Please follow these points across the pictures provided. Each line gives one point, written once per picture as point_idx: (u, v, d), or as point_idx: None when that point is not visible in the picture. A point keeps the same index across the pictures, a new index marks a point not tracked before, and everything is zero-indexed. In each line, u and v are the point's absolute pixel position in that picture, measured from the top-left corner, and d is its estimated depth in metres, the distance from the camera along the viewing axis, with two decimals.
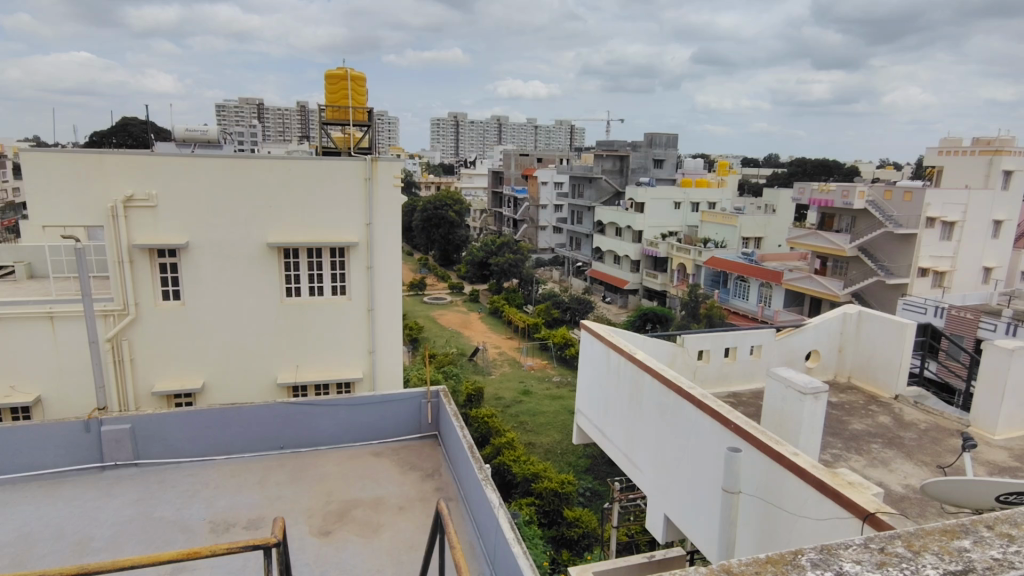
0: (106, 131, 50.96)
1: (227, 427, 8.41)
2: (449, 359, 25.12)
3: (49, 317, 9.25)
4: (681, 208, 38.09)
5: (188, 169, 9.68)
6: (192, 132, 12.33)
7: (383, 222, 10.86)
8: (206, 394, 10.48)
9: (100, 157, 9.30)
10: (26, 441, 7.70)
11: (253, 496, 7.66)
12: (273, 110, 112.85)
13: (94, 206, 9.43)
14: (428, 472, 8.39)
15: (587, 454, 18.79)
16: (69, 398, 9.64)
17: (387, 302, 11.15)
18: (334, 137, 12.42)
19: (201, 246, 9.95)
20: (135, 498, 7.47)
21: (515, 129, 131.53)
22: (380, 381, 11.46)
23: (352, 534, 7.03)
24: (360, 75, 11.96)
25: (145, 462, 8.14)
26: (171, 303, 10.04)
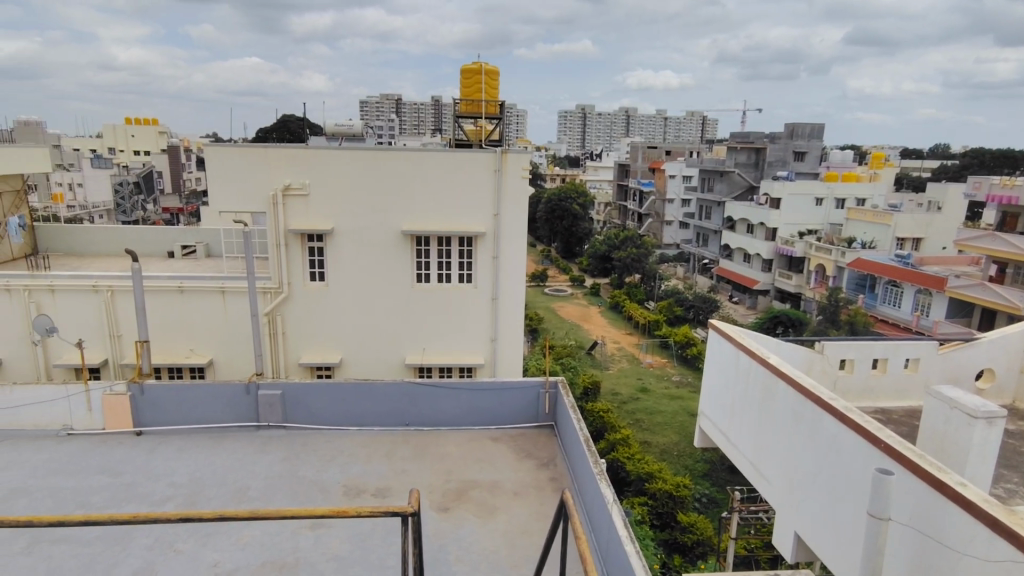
0: (270, 128, 56.88)
1: (361, 400, 9.10)
2: (567, 351, 25.26)
3: (222, 292, 10.56)
4: (824, 204, 34.99)
5: (336, 161, 10.51)
6: (340, 127, 13.46)
7: (510, 214, 11.09)
8: (344, 368, 11.41)
9: (265, 150, 10.36)
10: (200, 397, 8.86)
11: (382, 467, 8.24)
12: (411, 106, 119.61)
13: (257, 194, 10.55)
14: (543, 461, 8.51)
15: (706, 459, 17.96)
16: (234, 362, 10.95)
17: (510, 291, 11.40)
18: (466, 130, 12.88)
19: (345, 231, 10.80)
20: (283, 457, 8.34)
21: (643, 121, 128.03)
22: (500, 368, 11.80)
23: (470, 512, 7.33)
24: (494, 69, 12.27)
25: (292, 426, 9.04)
26: (317, 283, 11.00)
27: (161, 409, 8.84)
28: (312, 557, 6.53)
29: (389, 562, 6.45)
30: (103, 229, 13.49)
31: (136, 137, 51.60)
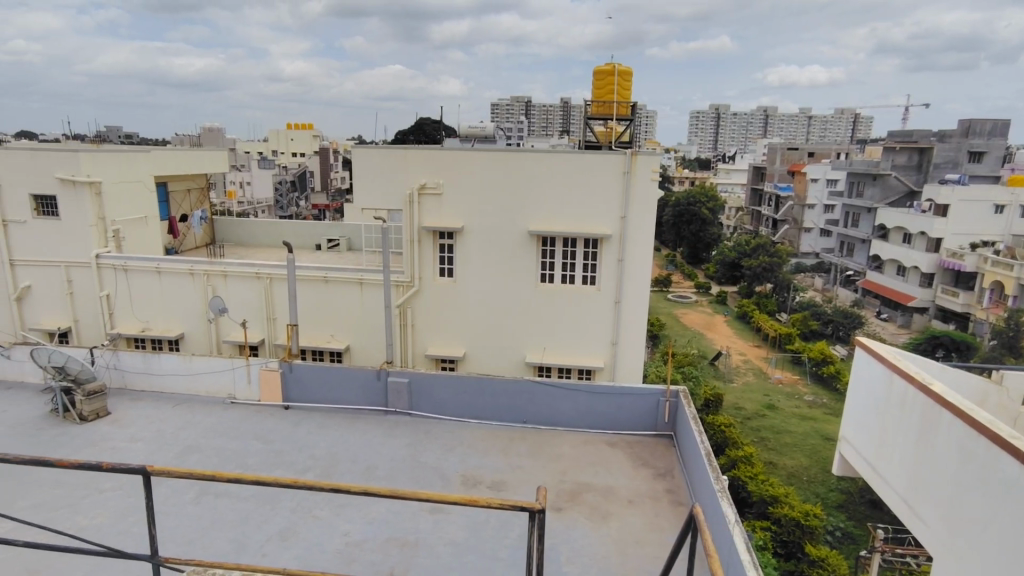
0: (409, 130, 60.56)
1: (481, 394, 9.39)
2: (688, 359, 24.27)
3: (361, 283, 11.40)
4: (1004, 212, 30.42)
5: (469, 162, 10.93)
6: (473, 129, 14.01)
7: (638, 216, 10.88)
8: (467, 362, 11.85)
9: (405, 152, 11.02)
10: (338, 380, 9.64)
11: (498, 461, 8.46)
12: (539, 109, 121.45)
13: (397, 193, 11.25)
14: (660, 472, 8.25)
15: (842, 489, 16.38)
16: (368, 349, 11.79)
17: (634, 295, 11.19)
18: (596, 131, 12.74)
19: (474, 230, 11.20)
20: (408, 442, 8.85)
21: (784, 121, 119.37)
22: (619, 373, 11.63)
23: (583, 515, 7.30)
24: (628, 70, 12.13)
25: (417, 413, 9.56)
26: (446, 279, 11.51)
27: (305, 387, 9.75)
28: (431, 539, 6.86)
29: (503, 555, 6.61)
30: (265, 223, 15.16)
31: (295, 140, 57.48)
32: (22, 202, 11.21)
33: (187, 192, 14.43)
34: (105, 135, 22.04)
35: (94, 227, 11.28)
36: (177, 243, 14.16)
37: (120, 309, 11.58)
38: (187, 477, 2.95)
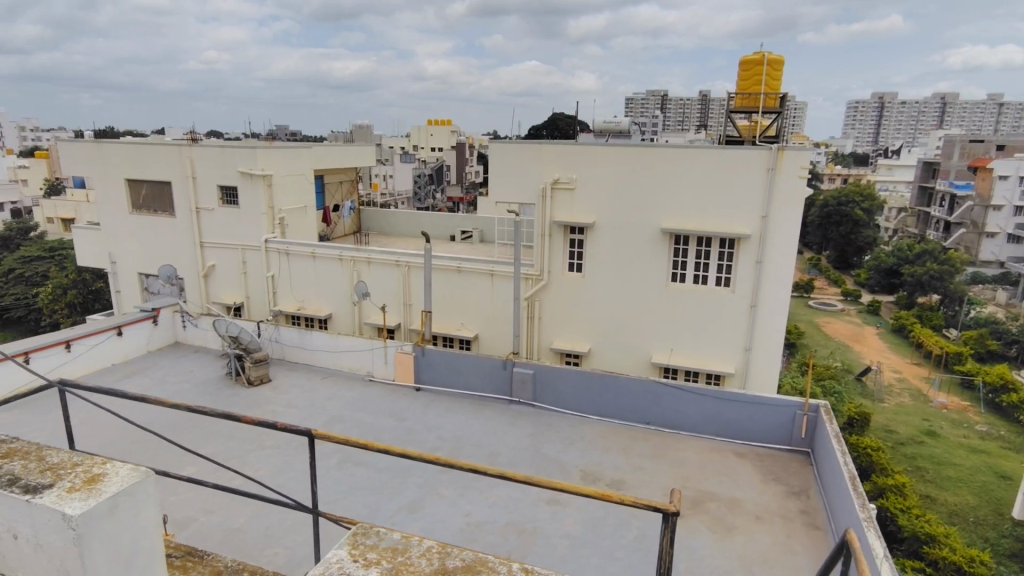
0: (542, 125, 61.36)
1: (604, 391, 9.31)
2: (831, 373, 22.28)
3: (492, 274, 11.77)
4: None
5: (603, 156, 10.84)
6: (608, 124, 13.84)
7: (782, 216, 10.17)
8: (591, 357, 11.81)
9: (540, 147, 11.16)
10: (466, 366, 10.07)
11: (618, 459, 8.36)
12: (675, 102, 117.21)
13: (531, 187, 11.43)
14: (793, 490, 7.66)
15: (1019, 537, 14.15)
16: (495, 339, 12.17)
17: (773, 300, 10.49)
18: (739, 126, 12.03)
19: (606, 226, 11.10)
20: (530, 432, 9.03)
21: (963, 110, 104.49)
22: (752, 381, 10.98)
23: (705, 524, 6.99)
24: (779, 59, 11.26)
25: (539, 405, 9.72)
26: (575, 274, 11.53)
27: (436, 371, 10.31)
28: (548, 529, 6.96)
29: (619, 554, 6.53)
30: (406, 215, 16.17)
31: (434, 136, 60.58)
32: (211, 192, 12.91)
33: (339, 184, 15.80)
34: (275, 132, 24.73)
35: (265, 215, 12.72)
36: (330, 231, 15.57)
37: (282, 289, 12.98)
38: (347, 444, 2.94)
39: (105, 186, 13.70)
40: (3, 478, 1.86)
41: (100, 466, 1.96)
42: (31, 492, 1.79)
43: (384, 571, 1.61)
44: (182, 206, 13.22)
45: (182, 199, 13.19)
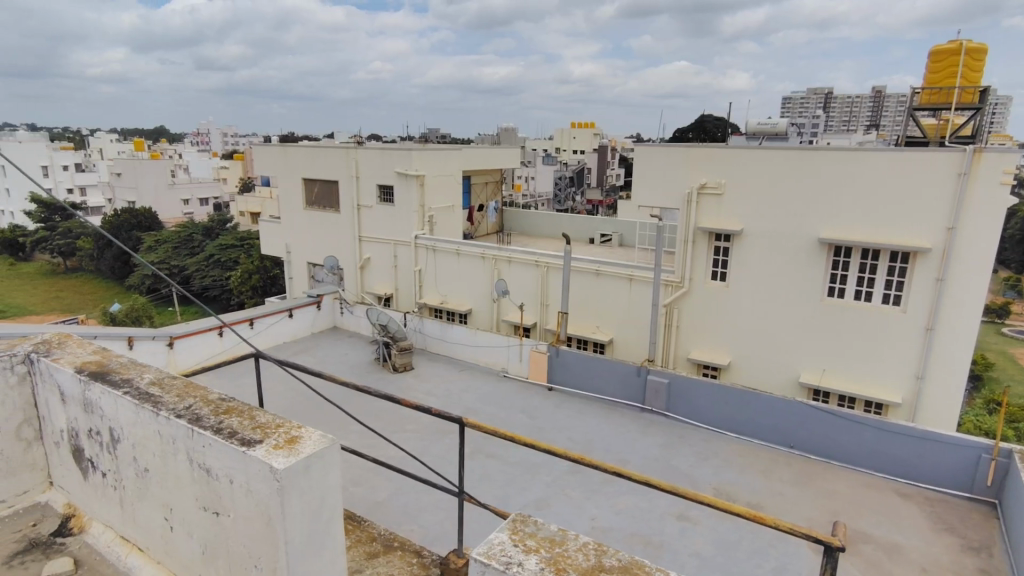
0: (689, 127, 59.06)
1: (744, 409, 8.75)
2: None
3: (630, 279, 11.58)
4: None
5: (757, 160, 10.19)
6: (763, 126, 12.98)
7: (973, 228, 8.88)
8: (731, 372, 11.17)
9: (689, 150, 10.74)
10: (598, 370, 10.02)
11: (757, 482, 7.81)
12: (842, 100, 106.71)
13: (675, 192, 11.05)
14: (971, 544, 6.63)
15: None
16: (630, 345, 11.95)
17: (955, 324, 9.19)
18: (924, 124, 10.69)
19: (755, 234, 10.42)
20: (660, 443, 8.75)
21: None
22: (922, 414, 9.70)
23: (856, 567, 6.30)
24: (980, 48, 9.82)
25: (672, 416, 9.39)
26: (718, 283, 10.96)
27: (569, 372, 10.37)
28: (675, 545, 6.69)
29: None
30: (547, 216, 16.45)
31: (576, 139, 60.91)
32: (372, 191, 14.11)
33: (485, 185, 16.51)
34: (430, 135, 26.41)
35: (417, 213, 13.64)
36: (473, 230, 16.34)
37: (428, 283, 13.83)
38: (494, 435, 2.88)
39: (286, 184, 15.53)
40: (225, 430, 2.20)
41: (296, 430, 2.24)
42: (246, 444, 2.09)
43: (543, 560, 1.67)
44: (346, 203, 14.58)
45: (346, 197, 14.55)
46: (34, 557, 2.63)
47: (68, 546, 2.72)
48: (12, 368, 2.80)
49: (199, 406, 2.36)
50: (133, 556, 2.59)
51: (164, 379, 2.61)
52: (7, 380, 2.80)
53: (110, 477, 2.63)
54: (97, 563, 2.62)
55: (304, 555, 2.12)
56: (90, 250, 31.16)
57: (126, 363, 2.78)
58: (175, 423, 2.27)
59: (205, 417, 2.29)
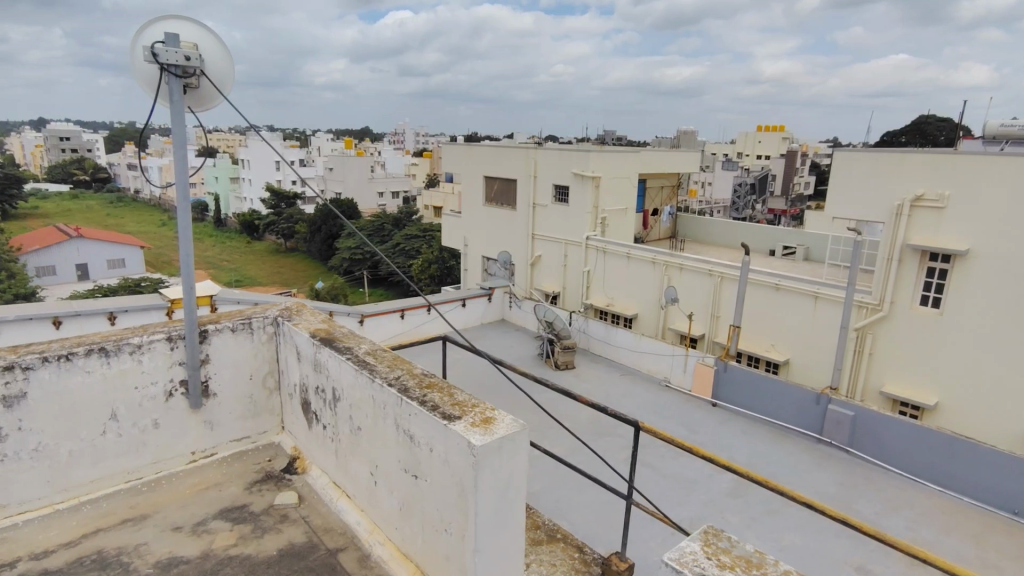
0: (901, 130, 51.83)
1: (953, 458, 7.48)
2: None
3: (815, 297, 10.45)
4: None
5: (996, 169, 8.61)
6: (1007, 128, 10.94)
7: None
8: (938, 414, 9.63)
9: (903, 156, 9.44)
10: (772, 391, 9.25)
11: (964, 546, 6.65)
12: None
13: (881, 203, 9.79)
14: None
15: None
16: (810, 369, 10.86)
17: None
18: None
19: (985, 256, 8.85)
20: (841, 481, 7.83)
21: None
22: None
23: None
24: None
25: (857, 453, 8.35)
26: (929, 309, 9.49)
27: (738, 390, 9.71)
28: None
29: None
30: (725, 224, 15.55)
31: (762, 143, 56.71)
32: (548, 191, 14.52)
33: (660, 189, 16.18)
34: (605, 137, 26.42)
35: (590, 214, 13.74)
36: (644, 234, 16.09)
37: (595, 284, 13.88)
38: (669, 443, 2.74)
39: (469, 181, 16.56)
40: (429, 402, 2.40)
41: (491, 411, 2.37)
42: (448, 418, 2.27)
43: None
44: (523, 201, 15.16)
45: (524, 195, 15.12)
46: (270, 487, 3.14)
47: (293, 482, 3.19)
48: (264, 327, 3.38)
49: (407, 378, 2.62)
50: (343, 501, 2.96)
51: (377, 351, 2.94)
52: (260, 337, 3.38)
53: (330, 429, 3.03)
54: (314, 501, 3.04)
55: (490, 529, 2.24)
56: (304, 234, 36.21)
57: (348, 333, 3.19)
58: (386, 390, 2.53)
59: (413, 389, 2.53)
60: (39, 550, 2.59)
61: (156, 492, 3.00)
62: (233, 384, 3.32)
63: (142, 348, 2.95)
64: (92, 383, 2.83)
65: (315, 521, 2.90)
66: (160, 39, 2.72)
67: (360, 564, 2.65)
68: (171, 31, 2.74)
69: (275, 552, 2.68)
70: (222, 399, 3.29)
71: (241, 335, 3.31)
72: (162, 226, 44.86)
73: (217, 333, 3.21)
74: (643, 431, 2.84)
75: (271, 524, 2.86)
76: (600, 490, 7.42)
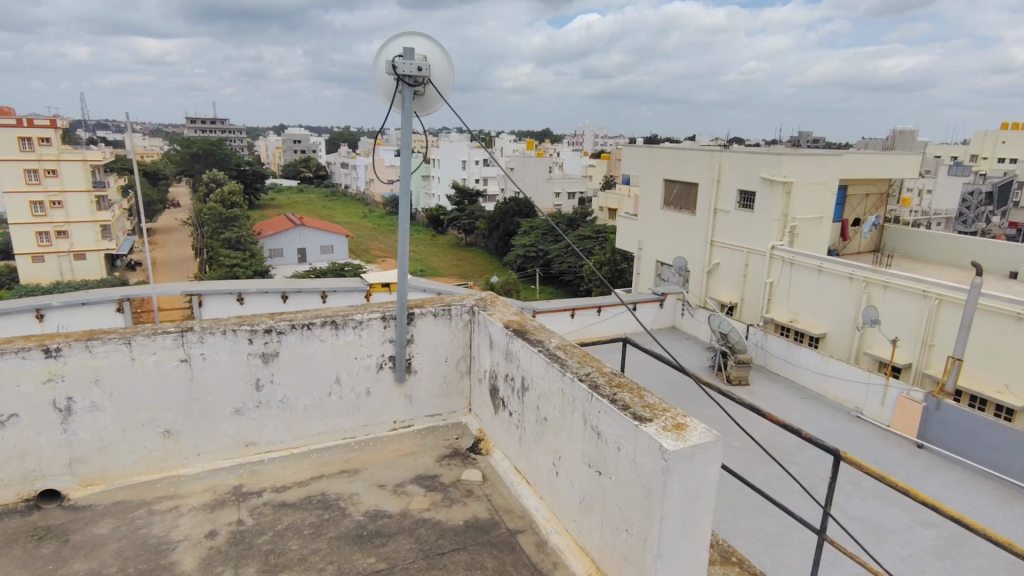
0: None
1: None
2: None
3: None
4: None
5: None
6: None
7: None
8: None
9: None
10: (1003, 440, 7.80)
11: None
12: None
13: None
14: None
15: None
16: None
17: None
18: None
19: None
20: None
21: None
22: None
23: None
24: None
25: None
26: None
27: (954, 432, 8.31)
28: None
29: None
30: (949, 239, 13.38)
31: (1006, 144, 47.39)
32: (732, 195, 13.68)
33: (865, 197, 14.49)
34: (801, 138, 24.14)
35: (778, 222, 12.75)
36: (842, 246, 14.49)
37: (780, 297, 12.78)
38: (879, 480, 2.45)
39: (647, 184, 16.22)
40: (619, 402, 2.42)
41: (683, 417, 2.32)
42: (639, 419, 2.27)
43: None
44: (703, 206, 14.47)
45: (705, 200, 14.41)
46: (457, 462, 3.41)
47: (478, 462, 3.42)
48: (462, 315, 3.67)
49: (597, 375, 2.68)
50: (523, 487, 3.10)
51: (566, 346, 3.03)
52: (457, 324, 3.68)
53: (515, 417, 3.20)
54: (498, 483, 3.22)
55: (675, 538, 2.18)
56: (483, 230, 38.43)
57: (538, 326, 3.33)
58: (578, 385, 2.60)
59: (602, 386, 2.57)
60: (279, 484, 3.11)
61: (366, 452, 3.42)
62: (431, 364, 3.66)
63: (363, 325, 3.37)
64: (324, 350, 3.30)
65: (497, 500, 3.08)
66: (398, 53, 3.10)
67: (538, 549, 2.76)
68: (408, 46, 3.10)
69: (462, 522, 2.90)
70: (422, 377, 3.64)
71: (441, 320, 3.63)
72: (365, 218, 50.70)
73: (422, 317, 3.55)
74: (844, 462, 2.53)
75: (458, 496, 3.10)
76: (780, 516, 6.83)
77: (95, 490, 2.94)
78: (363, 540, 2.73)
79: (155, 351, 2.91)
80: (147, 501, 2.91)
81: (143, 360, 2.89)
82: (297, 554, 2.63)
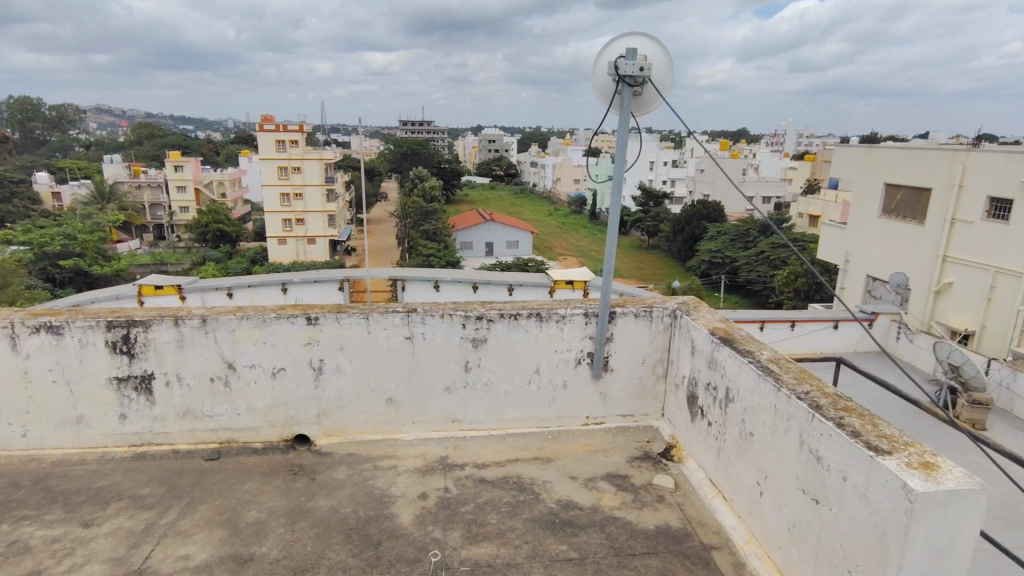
0: None
1: None
2: None
3: None
4: None
5: None
6: None
7: None
8: None
9: None
10: None
11: None
12: None
13: None
14: None
15: None
16: None
17: None
18: None
19: None
20: None
21: None
22: None
23: None
24: None
25: None
26: None
27: None
28: None
29: None
30: None
31: None
32: (978, 203, 11.55)
33: None
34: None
35: None
36: None
37: None
38: None
39: (861, 187, 14.29)
40: (848, 427, 2.18)
41: (931, 455, 2.02)
42: (875, 450, 2.02)
43: None
44: (935, 215, 12.37)
45: (939, 207, 12.29)
46: (648, 465, 3.36)
47: (669, 468, 3.34)
48: (663, 317, 3.60)
49: (819, 395, 2.43)
50: (719, 501, 2.96)
51: (781, 360, 2.81)
52: (657, 326, 3.62)
53: (716, 428, 3.05)
54: (690, 493, 3.11)
55: None
56: (667, 233, 37.24)
57: (746, 336, 3.14)
58: (797, 403, 2.39)
59: (826, 408, 2.33)
60: (480, 461, 3.35)
61: (558, 442, 3.54)
62: (628, 364, 3.65)
63: (565, 319, 3.47)
64: (528, 339, 3.47)
65: (690, 511, 2.98)
66: (618, 55, 3.12)
67: (736, 570, 2.61)
68: (630, 46, 3.10)
69: (654, 527, 2.85)
70: (617, 375, 3.64)
71: (642, 321, 3.59)
72: (548, 216, 52.21)
73: (623, 316, 3.55)
74: None
75: (649, 500, 3.06)
76: None
77: (334, 441, 3.44)
78: (557, 527, 2.83)
79: (387, 326, 3.30)
80: (372, 457, 3.34)
81: (377, 334, 3.31)
82: (495, 527, 2.81)
